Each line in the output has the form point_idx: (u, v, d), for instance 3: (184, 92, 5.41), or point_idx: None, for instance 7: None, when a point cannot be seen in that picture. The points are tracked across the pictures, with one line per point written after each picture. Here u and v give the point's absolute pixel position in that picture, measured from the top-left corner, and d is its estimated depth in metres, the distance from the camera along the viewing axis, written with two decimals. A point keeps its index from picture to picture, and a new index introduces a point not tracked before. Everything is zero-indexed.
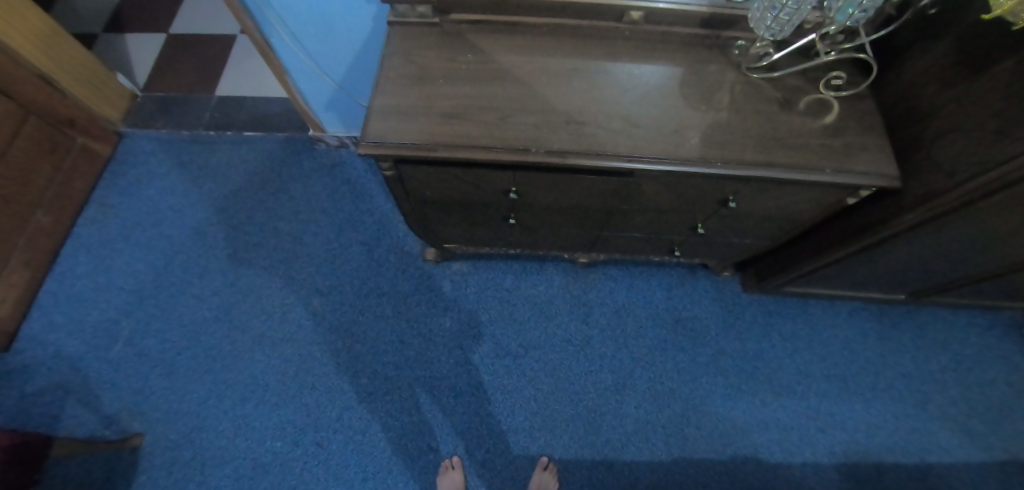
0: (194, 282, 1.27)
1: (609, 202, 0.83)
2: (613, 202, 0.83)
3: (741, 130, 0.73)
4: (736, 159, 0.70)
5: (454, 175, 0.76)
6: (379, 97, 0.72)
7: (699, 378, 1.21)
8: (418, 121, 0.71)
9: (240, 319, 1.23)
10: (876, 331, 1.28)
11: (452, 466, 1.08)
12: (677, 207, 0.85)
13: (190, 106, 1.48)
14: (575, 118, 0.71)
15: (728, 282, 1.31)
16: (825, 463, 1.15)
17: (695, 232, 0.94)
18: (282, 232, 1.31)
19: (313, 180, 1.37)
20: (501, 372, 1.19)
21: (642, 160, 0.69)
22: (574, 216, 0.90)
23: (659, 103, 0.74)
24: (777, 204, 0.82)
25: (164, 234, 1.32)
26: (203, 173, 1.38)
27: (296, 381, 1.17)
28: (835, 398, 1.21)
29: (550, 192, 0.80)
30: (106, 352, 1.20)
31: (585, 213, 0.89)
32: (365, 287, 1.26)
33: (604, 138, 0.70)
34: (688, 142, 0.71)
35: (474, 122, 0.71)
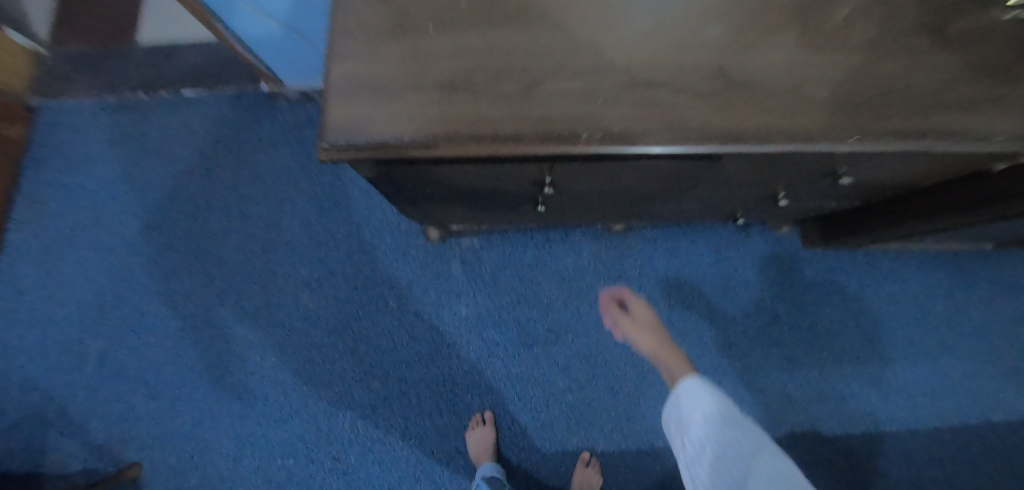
0: (160, 285, 1.07)
1: (672, 181, 0.63)
2: (677, 181, 0.63)
3: (880, 82, 0.49)
4: (874, 130, 0.48)
5: (467, 169, 0.55)
6: (337, 65, 0.48)
7: (750, 349, 1.08)
8: (401, 98, 0.46)
9: (221, 325, 1.05)
10: (951, 281, 1.12)
11: (483, 422, 1.00)
12: (759, 180, 0.64)
13: (109, 60, 1.17)
14: (640, 79, 0.47)
15: (785, 236, 1.12)
16: (883, 430, 1.06)
17: (771, 200, 0.74)
18: (251, 215, 1.09)
19: (278, 145, 1.11)
20: (530, 363, 1.03)
21: (742, 140, 0.47)
22: (623, 194, 0.70)
23: (760, 44, 0.49)
24: (898, 172, 0.61)
25: (115, 229, 1.10)
26: (145, 149, 1.13)
27: (298, 392, 1.02)
28: (898, 361, 1.09)
29: (594, 177, 0.59)
30: (79, 375, 1.05)
31: (639, 191, 0.68)
32: (360, 276, 1.06)
33: (686, 109, 0.47)
34: (807, 106, 0.48)
35: (487, 95, 0.46)
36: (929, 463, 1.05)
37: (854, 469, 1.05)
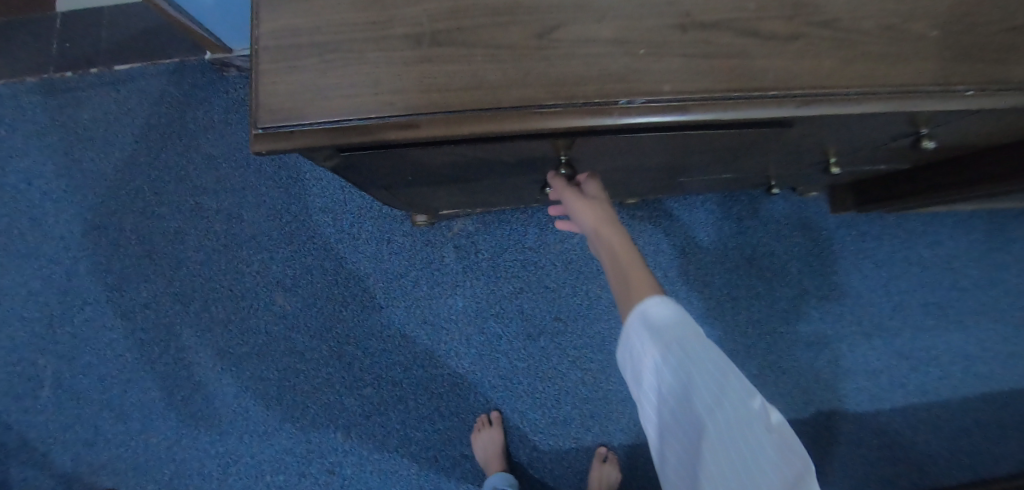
0: (112, 294, 0.94)
1: (713, 150, 0.51)
2: (719, 149, 0.51)
3: (1006, 13, 0.37)
4: (998, 77, 0.36)
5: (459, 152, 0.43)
6: (269, 15, 0.34)
7: (776, 326, 0.99)
8: (367, 60, 0.33)
9: (189, 336, 0.93)
10: (989, 240, 1.03)
11: (489, 423, 0.90)
12: (817, 144, 0.53)
13: (22, 33, 0.99)
14: (693, 19, 0.34)
15: (810, 200, 1.01)
16: (917, 402, 0.99)
17: (818, 165, 0.63)
18: (210, 208, 0.95)
19: (233, 125, 0.96)
20: (537, 356, 0.93)
21: (831, 97, 0.34)
22: (648, 166, 0.58)
23: None
24: (987, 130, 0.50)
25: (55, 232, 0.96)
26: (78, 137, 0.97)
27: (282, 404, 0.91)
28: (932, 328, 1.01)
29: (620, 149, 0.47)
30: (32, 399, 0.92)
31: (668, 163, 0.56)
32: (342, 271, 0.94)
33: (757, 58, 0.34)
34: (914, 48, 0.36)
35: (484, 49, 0.33)
36: (962, 434, 0.99)
37: (886, 445, 0.98)
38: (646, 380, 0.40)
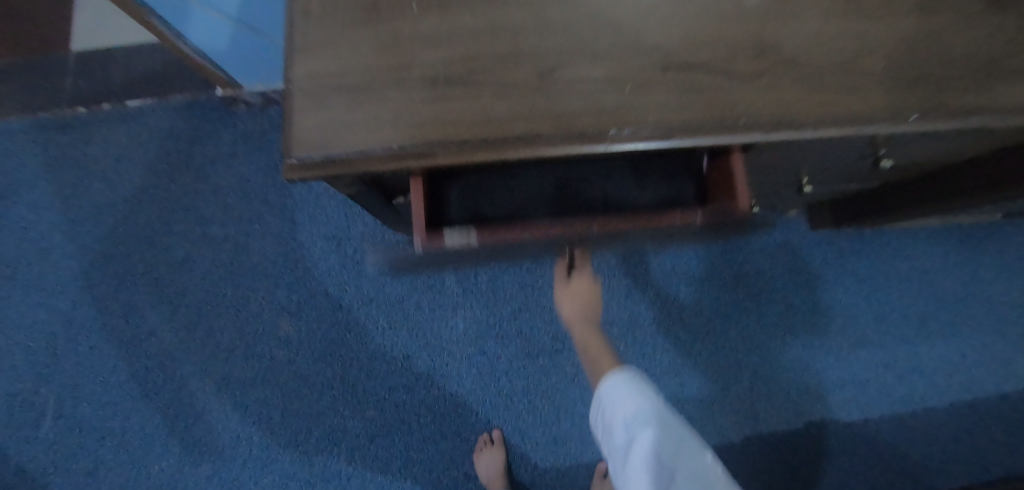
0: (117, 323, 0.96)
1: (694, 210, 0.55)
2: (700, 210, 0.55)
3: (938, 55, 0.43)
4: (937, 106, 0.42)
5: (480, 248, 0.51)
6: (299, 61, 0.38)
7: (765, 341, 1.03)
8: (386, 99, 0.37)
9: (194, 363, 0.95)
10: (963, 254, 1.08)
11: (491, 441, 0.92)
12: (791, 167, 0.58)
13: (36, 74, 1.04)
14: (673, 60, 0.39)
15: (792, 219, 1.06)
16: (903, 411, 1.03)
17: (793, 186, 0.68)
18: (216, 237, 0.98)
19: (240, 158, 1.00)
20: (536, 375, 0.96)
21: (795, 124, 0.39)
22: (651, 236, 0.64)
23: (807, 13, 0.42)
24: (937, 152, 0.56)
25: (63, 263, 0.98)
26: (88, 172, 1.00)
27: (287, 428, 0.93)
28: (914, 339, 1.05)
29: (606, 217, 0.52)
30: (35, 430, 0.93)
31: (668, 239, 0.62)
32: (345, 296, 0.96)
33: (728, 92, 0.39)
34: (866, 81, 0.41)
35: (491, 88, 0.38)
36: (949, 440, 1.02)
37: (877, 454, 1.01)
38: (623, 431, 0.52)
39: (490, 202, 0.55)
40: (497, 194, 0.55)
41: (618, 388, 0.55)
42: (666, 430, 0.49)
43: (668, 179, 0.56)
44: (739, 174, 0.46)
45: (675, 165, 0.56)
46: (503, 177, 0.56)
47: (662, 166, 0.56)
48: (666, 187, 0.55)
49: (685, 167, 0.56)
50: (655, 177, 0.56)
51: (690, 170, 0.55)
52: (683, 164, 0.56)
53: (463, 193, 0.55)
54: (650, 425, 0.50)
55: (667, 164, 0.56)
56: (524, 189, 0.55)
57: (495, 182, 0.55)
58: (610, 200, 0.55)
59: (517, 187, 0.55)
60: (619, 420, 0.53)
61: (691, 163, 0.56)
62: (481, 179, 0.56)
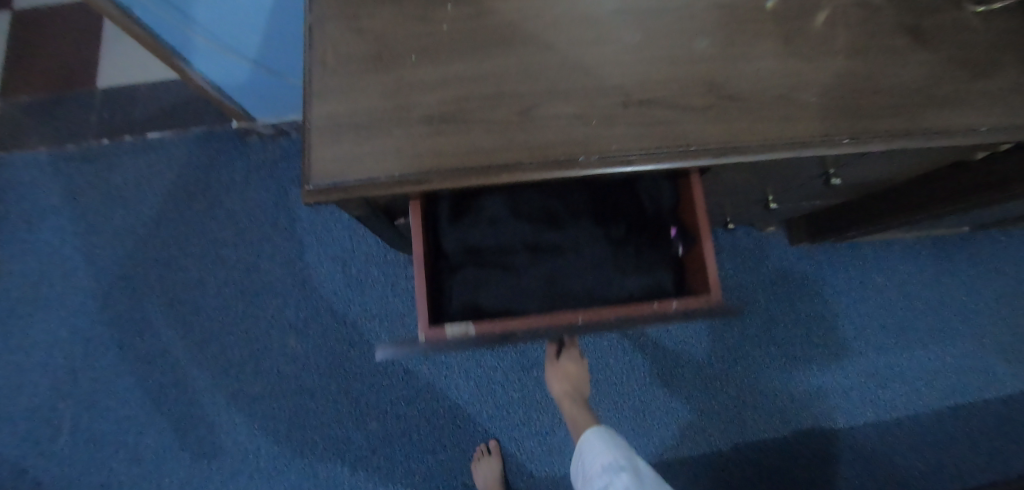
0: (133, 341, 1.01)
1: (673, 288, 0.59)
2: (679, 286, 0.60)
3: (865, 87, 0.50)
4: (866, 132, 0.49)
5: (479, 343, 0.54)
6: (316, 103, 0.45)
7: (749, 352, 1.07)
8: (390, 135, 0.44)
9: (205, 378, 0.99)
10: (936, 266, 1.14)
11: (487, 452, 0.96)
12: (753, 186, 0.64)
13: (67, 110, 1.13)
14: (635, 97, 0.46)
15: (772, 235, 1.12)
16: (886, 419, 1.07)
17: (761, 204, 0.75)
18: (229, 258, 1.04)
19: (252, 184, 1.07)
20: (531, 386, 1.00)
21: (741, 150, 0.46)
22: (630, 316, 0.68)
23: (750, 54, 0.49)
24: (882, 171, 0.63)
25: (84, 285, 1.04)
26: (109, 199, 1.07)
27: (293, 440, 0.97)
28: (894, 349, 1.10)
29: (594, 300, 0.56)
30: (52, 445, 0.97)
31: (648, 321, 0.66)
32: (349, 313, 1.01)
33: (682, 124, 0.46)
34: (803, 112, 0.48)
35: (480, 124, 0.44)
36: (931, 447, 1.06)
37: (862, 461, 1.05)
38: (601, 474, 0.66)
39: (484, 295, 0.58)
40: (489, 287, 0.58)
41: (597, 443, 0.70)
42: (636, 472, 0.65)
43: (648, 268, 0.59)
44: (709, 267, 0.54)
45: (653, 254, 0.60)
46: (495, 271, 0.59)
47: (642, 255, 0.59)
48: (646, 277, 0.59)
49: (663, 258, 0.60)
50: (635, 267, 0.59)
51: (667, 260, 0.60)
52: (661, 254, 0.60)
53: (460, 285, 0.58)
54: (623, 468, 0.65)
55: (647, 254, 0.60)
56: (515, 283, 0.58)
57: (487, 275, 0.58)
58: (595, 292, 0.58)
59: (508, 281, 0.58)
60: (598, 466, 0.67)
61: (668, 254, 0.60)
62: (474, 273, 0.59)
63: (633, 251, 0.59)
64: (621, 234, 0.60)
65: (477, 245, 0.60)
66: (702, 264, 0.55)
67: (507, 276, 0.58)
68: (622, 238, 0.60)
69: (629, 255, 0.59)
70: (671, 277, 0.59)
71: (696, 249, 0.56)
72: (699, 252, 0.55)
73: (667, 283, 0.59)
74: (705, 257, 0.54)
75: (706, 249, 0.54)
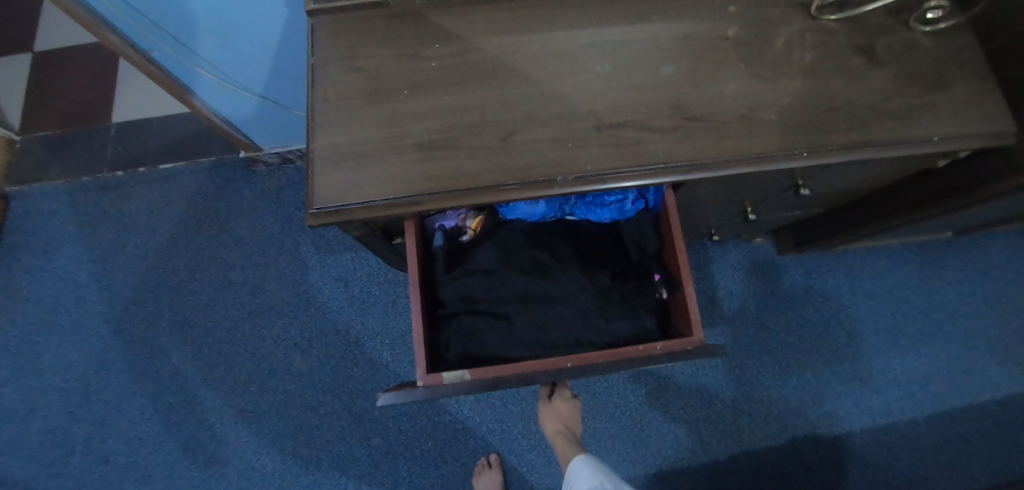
0: (145, 364, 1.05)
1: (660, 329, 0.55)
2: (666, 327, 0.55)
3: (821, 104, 0.54)
4: (824, 145, 0.53)
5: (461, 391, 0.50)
6: (319, 134, 0.50)
7: (744, 361, 1.09)
8: (384, 161, 0.49)
9: (213, 398, 1.02)
10: (923, 272, 1.17)
11: (489, 465, 0.97)
12: (729, 198, 0.68)
13: (84, 144, 1.19)
14: (607, 121, 0.50)
15: (760, 246, 1.16)
16: (881, 424, 1.09)
17: (742, 215, 0.78)
18: (236, 281, 1.08)
19: (259, 210, 1.12)
20: (530, 399, 1.02)
21: (706, 166, 0.50)
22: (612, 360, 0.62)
23: (713, 77, 0.53)
24: (849, 180, 0.66)
25: (97, 310, 1.08)
26: (122, 227, 1.12)
27: (298, 457, 0.99)
28: (885, 353, 1.12)
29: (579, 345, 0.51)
30: (66, 467, 1.00)
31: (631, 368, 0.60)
32: (351, 331, 1.05)
33: (651, 144, 0.50)
34: (763, 128, 0.52)
35: (466, 149, 0.49)
36: (928, 451, 1.07)
37: (860, 466, 1.06)
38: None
39: (457, 350, 0.51)
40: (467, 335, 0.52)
41: (583, 469, 0.74)
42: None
43: (632, 311, 0.52)
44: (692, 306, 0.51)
45: (639, 299, 0.53)
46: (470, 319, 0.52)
47: (629, 300, 0.53)
48: (632, 322, 0.52)
49: (649, 302, 0.54)
50: (622, 311, 0.52)
51: (652, 305, 0.54)
52: (647, 299, 0.53)
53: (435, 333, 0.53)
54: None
55: (632, 298, 0.53)
56: (494, 337, 0.51)
57: (463, 328, 0.52)
58: (579, 341, 0.51)
59: (487, 335, 0.51)
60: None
61: (653, 298, 0.54)
62: (450, 328, 0.52)
63: (620, 296, 0.52)
64: (608, 278, 0.53)
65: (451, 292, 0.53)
66: (684, 308, 0.52)
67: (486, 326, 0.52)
68: (608, 283, 0.52)
69: (615, 300, 0.52)
70: (656, 320, 0.53)
71: (679, 296, 0.53)
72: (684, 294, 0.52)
73: (652, 326, 0.52)
74: (690, 300, 0.51)
75: (689, 292, 0.51)
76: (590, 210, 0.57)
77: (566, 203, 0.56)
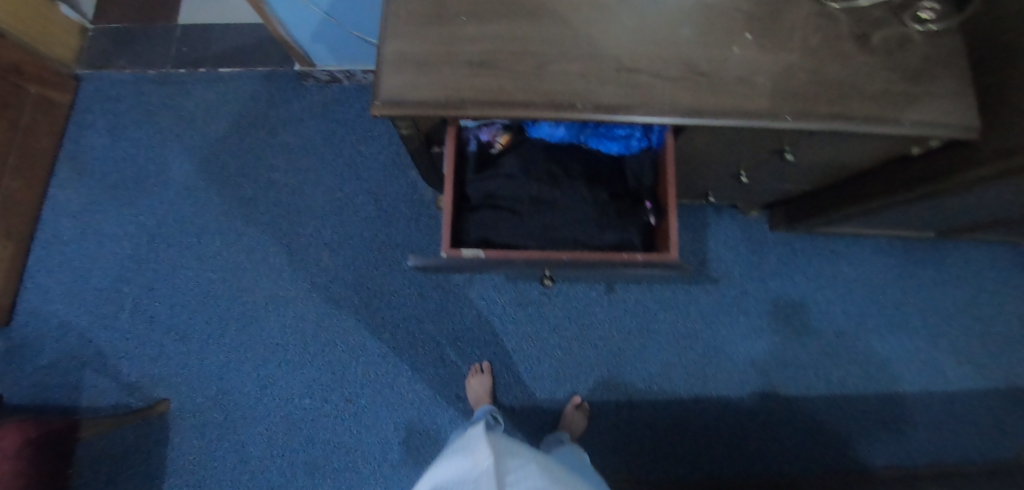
0: (190, 242, 1.18)
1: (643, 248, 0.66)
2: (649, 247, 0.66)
3: (811, 77, 0.64)
4: (807, 111, 0.62)
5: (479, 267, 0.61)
6: (389, 43, 0.60)
7: (723, 318, 1.20)
8: (440, 72, 0.59)
9: (247, 279, 1.16)
10: (901, 266, 1.27)
11: (482, 370, 1.10)
12: (725, 157, 0.78)
13: (152, 39, 1.30)
14: (626, 65, 0.60)
15: (754, 220, 1.26)
16: (838, 394, 1.19)
17: (736, 179, 0.88)
18: (278, 182, 1.20)
19: (306, 120, 1.23)
20: (524, 321, 1.15)
21: (701, 114, 0.60)
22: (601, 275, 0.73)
23: (721, 42, 0.63)
24: (832, 154, 0.76)
25: (152, 191, 1.21)
26: (181, 119, 1.24)
27: (316, 340, 1.13)
28: (853, 333, 1.22)
29: (576, 246, 0.63)
30: (114, 320, 1.15)
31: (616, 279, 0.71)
32: (375, 240, 1.17)
33: (659, 89, 0.60)
34: (756, 90, 0.62)
35: (507, 72, 0.59)
36: (877, 425, 1.18)
37: (815, 430, 1.16)
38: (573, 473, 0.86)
39: (477, 236, 0.63)
40: (490, 226, 0.63)
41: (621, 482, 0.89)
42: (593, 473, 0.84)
43: (623, 227, 0.64)
44: (672, 228, 0.61)
45: (630, 218, 0.64)
46: (494, 213, 0.63)
47: (622, 217, 0.64)
48: (621, 235, 0.63)
49: (638, 222, 0.65)
50: (614, 225, 0.63)
51: (641, 225, 0.65)
52: (636, 220, 0.65)
53: (463, 222, 0.64)
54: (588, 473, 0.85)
55: (624, 216, 0.64)
56: (507, 229, 0.63)
57: (485, 218, 0.63)
58: (574, 242, 0.63)
59: (504, 226, 0.63)
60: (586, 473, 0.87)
61: (642, 220, 0.65)
62: (472, 217, 0.64)
63: (614, 213, 0.64)
64: (606, 196, 0.64)
65: (482, 191, 0.65)
66: (666, 232, 0.63)
67: (503, 220, 0.63)
68: (606, 200, 0.64)
69: (610, 215, 0.63)
70: (641, 237, 0.64)
71: (665, 221, 0.63)
72: (668, 218, 0.63)
73: (637, 241, 0.64)
74: (671, 222, 0.61)
75: (672, 217, 0.62)
76: (601, 141, 0.68)
77: (581, 132, 0.68)
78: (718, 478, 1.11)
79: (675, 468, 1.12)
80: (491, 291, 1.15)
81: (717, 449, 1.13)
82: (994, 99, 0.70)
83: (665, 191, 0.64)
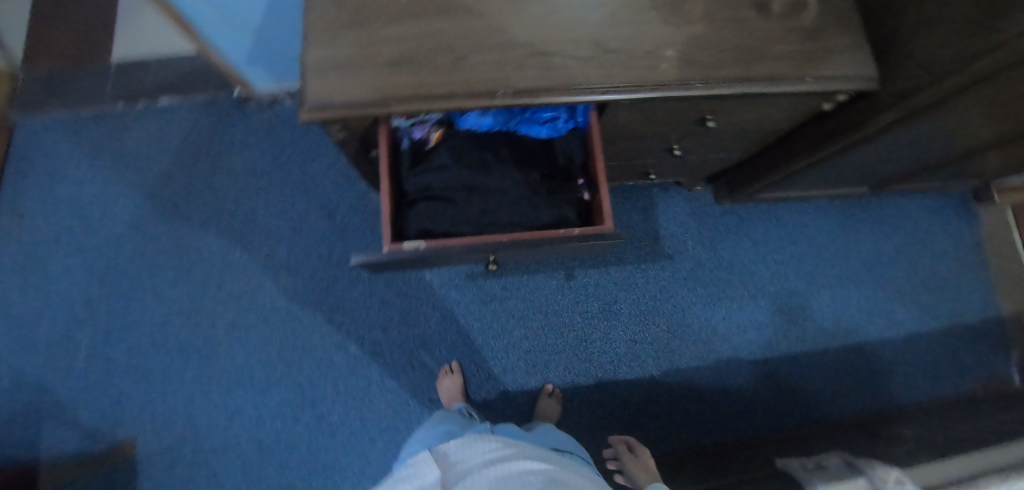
0: (143, 278, 1.16)
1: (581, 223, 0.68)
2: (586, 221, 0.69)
3: (716, 45, 0.68)
4: (715, 77, 0.66)
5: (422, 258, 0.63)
6: (311, 51, 0.62)
7: (681, 292, 1.24)
8: (363, 73, 0.61)
9: (205, 309, 1.15)
10: (842, 223, 1.33)
11: (452, 370, 1.11)
12: (652, 131, 0.82)
13: (85, 80, 1.28)
14: (541, 50, 0.63)
15: (700, 195, 1.31)
16: (799, 352, 1.24)
17: (669, 152, 0.93)
18: (228, 207, 1.19)
19: (251, 144, 1.23)
20: (489, 317, 1.16)
21: (617, 89, 0.63)
22: (546, 255, 0.75)
23: (628, 21, 0.66)
24: (751, 118, 0.80)
25: (97, 231, 1.19)
26: (122, 156, 1.22)
27: (283, 360, 1.12)
28: (805, 292, 1.28)
29: (514, 228, 0.65)
30: (69, 366, 1.12)
31: (561, 257, 0.74)
32: (332, 253, 1.17)
33: (574, 69, 0.63)
34: (665, 61, 0.65)
35: (427, 67, 0.61)
36: (838, 376, 1.23)
37: (780, 388, 1.20)
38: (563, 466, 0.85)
39: (417, 228, 0.65)
40: (429, 218, 0.65)
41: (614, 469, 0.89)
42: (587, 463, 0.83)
43: (556, 205, 0.66)
44: (605, 200, 0.64)
45: (563, 196, 0.67)
46: (431, 205, 0.65)
47: (555, 196, 0.66)
48: (556, 212, 0.66)
49: (572, 199, 0.68)
50: (548, 204, 0.66)
51: (575, 201, 0.68)
52: (570, 197, 0.67)
53: (403, 217, 0.66)
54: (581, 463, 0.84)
55: (558, 194, 0.67)
56: (446, 218, 0.65)
57: (423, 211, 0.65)
58: (512, 224, 0.65)
59: (442, 216, 0.65)
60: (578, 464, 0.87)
61: (576, 197, 0.68)
62: (411, 212, 0.65)
63: (547, 192, 0.66)
64: (538, 177, 0.67)
65: (418, 185, 0.66)
66: (599, 205, 0.66)
67: (441, 211, 0.65)
68: (538, 181, 0.67)
69: (543, 194, 0.66)
70: (576, 213, 0.67)
71: (597, 195, 0.66)
72: (599, 191, 0.66)
73: (572, 216, 0.66)
74: (602, 193, 0.64)
75: (603, 190, 0.64)
76: (529, 126, 0.70)
77: (510, 119, 0.70)
78: (693, 446, 1.14)
79: (651, 442, 1.14)
80: (453, 291, 1.17)
81: (689, 418, 1.16)
82: (888, 51, 0.76)
83: (594, 167, 0.67)
